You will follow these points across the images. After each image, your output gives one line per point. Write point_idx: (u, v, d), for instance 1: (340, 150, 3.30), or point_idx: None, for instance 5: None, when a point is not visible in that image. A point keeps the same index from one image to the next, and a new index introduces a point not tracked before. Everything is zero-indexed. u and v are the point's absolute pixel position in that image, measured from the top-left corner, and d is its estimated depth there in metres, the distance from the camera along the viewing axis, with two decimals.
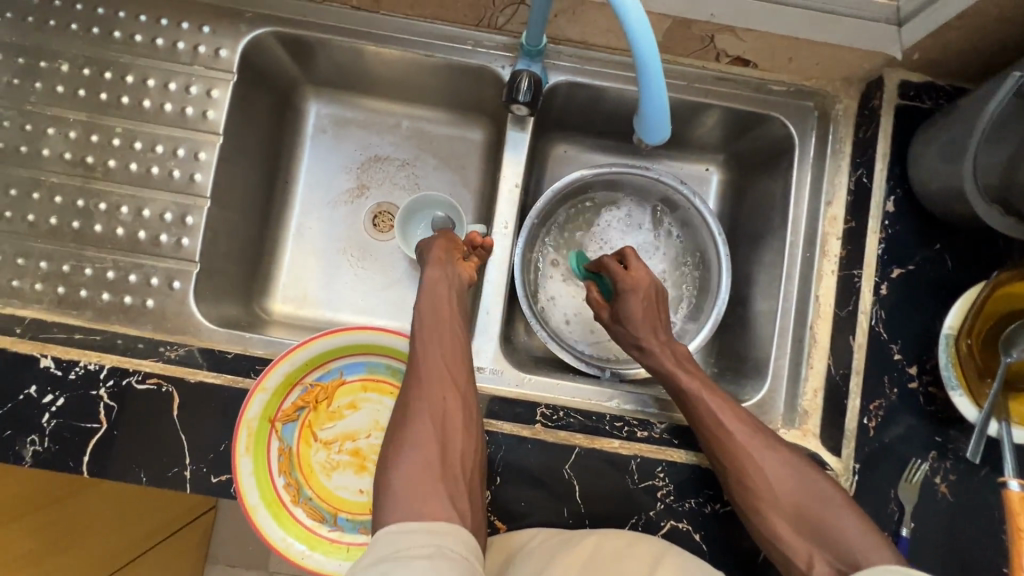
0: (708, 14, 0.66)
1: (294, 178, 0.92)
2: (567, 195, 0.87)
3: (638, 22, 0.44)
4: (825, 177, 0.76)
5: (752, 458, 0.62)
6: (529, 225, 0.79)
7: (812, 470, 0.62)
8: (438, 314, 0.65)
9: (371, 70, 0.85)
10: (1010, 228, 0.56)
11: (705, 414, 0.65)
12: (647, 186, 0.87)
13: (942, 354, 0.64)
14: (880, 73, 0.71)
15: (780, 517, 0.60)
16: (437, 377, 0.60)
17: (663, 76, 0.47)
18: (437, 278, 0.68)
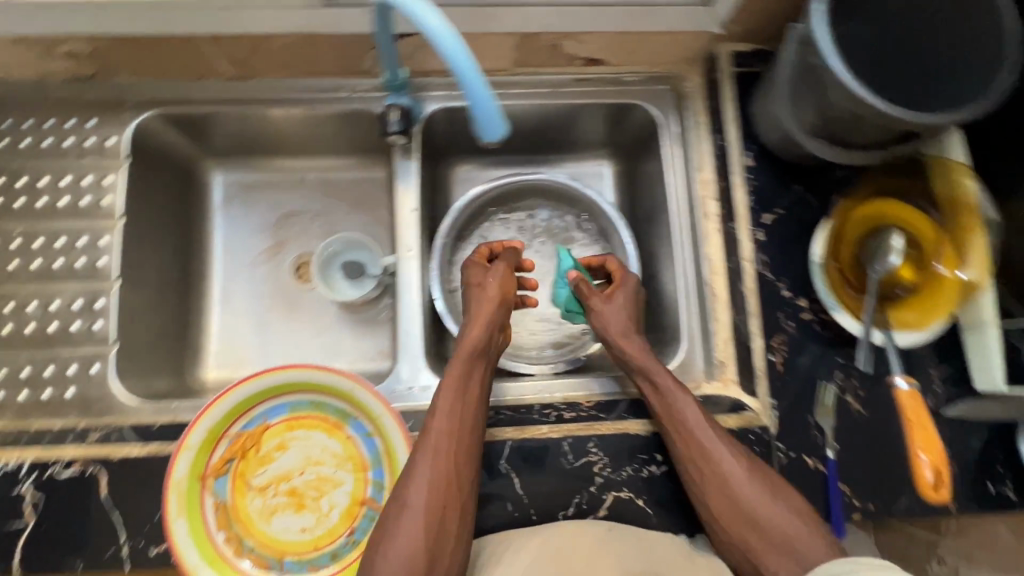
0: (545, 25, 0.73)
1: (210, 248, 0.95)
2: (477, 212, 0.94)
3: (439, 26, 0.50)
4: (690, 147, 0.82)
5: (738, 482, 0.62)
6: (440, 242, 0.86)
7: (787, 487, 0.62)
8: (465, 385, 0.65)
9: (264, 133, 0.90)
10: (839, 156, 0.66)
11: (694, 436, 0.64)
12: (546, 189, 0.95)
13: (818, 281, 0.70)
14: (713, 50, 0.80)
15: (754, 533, 0.60)
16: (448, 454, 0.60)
17: (478, 71, 0.52)
18: (483, 345, 0.69)
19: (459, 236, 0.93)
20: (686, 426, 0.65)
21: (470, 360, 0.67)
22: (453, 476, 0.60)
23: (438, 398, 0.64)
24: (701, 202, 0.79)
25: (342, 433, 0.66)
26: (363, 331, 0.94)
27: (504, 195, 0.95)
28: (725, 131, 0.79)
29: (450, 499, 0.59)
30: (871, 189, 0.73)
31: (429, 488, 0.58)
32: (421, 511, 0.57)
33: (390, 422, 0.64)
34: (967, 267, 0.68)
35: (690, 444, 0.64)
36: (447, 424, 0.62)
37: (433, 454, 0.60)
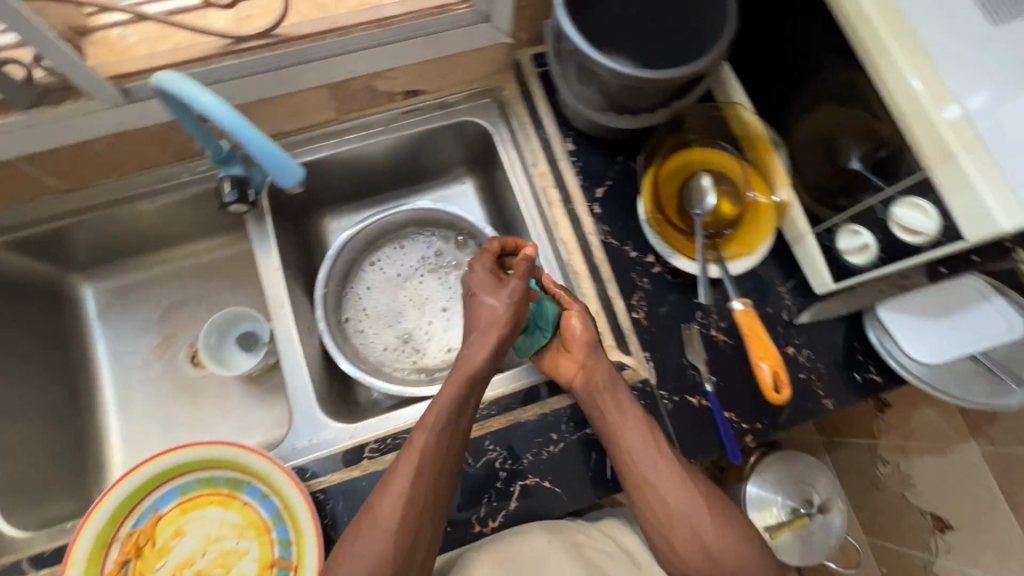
0: (349, 71, 0.78)
1: (95, 360, 0.95)
2: (355, 254, 0.97)
3: (212, 100, 0.56)
4: (522, 146, 0.88)
5: (695, 513, 0.63)
6: (321, 295, 0.90)
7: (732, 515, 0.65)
8: (457, 406, 0.63)
9: (121, 237, 0.91)
10: (629, 122, 0.75)
11: (654, 467, 0.64)
12: (416, 218, 0.99)
13: (651, 235, 0.77)
14: (516, 58, 0.88)
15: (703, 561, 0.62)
16: (428, 475, 0.60)
17: (258, 130, 0.59)
18: (485, 359, 0.65)
19: (344, 282, 0.96)
20: (641, 456, 0.65)
21: (468, 388, 0.64)
22: (430, 504, 0.60)
23: (429, 422, 0.62)
24: (543, 191, 0.84)
25: (238, 502, 0.66)
26: (270, 399, 0.95)
27: (377, 232, 0.98)
28: (544, 125, 0.86)
29: (427, 520, 0.60)
30: (676, 142, 0.80)
31: (404, 507, 0.59)
32: (393, 530, 0.58)
33: (281, 478, 0.64)
34: (777, 190, 0.76)
35: (644, 480, 0.64)
36: (434, 456, 0.61)
37: (417, 483, 0.60)
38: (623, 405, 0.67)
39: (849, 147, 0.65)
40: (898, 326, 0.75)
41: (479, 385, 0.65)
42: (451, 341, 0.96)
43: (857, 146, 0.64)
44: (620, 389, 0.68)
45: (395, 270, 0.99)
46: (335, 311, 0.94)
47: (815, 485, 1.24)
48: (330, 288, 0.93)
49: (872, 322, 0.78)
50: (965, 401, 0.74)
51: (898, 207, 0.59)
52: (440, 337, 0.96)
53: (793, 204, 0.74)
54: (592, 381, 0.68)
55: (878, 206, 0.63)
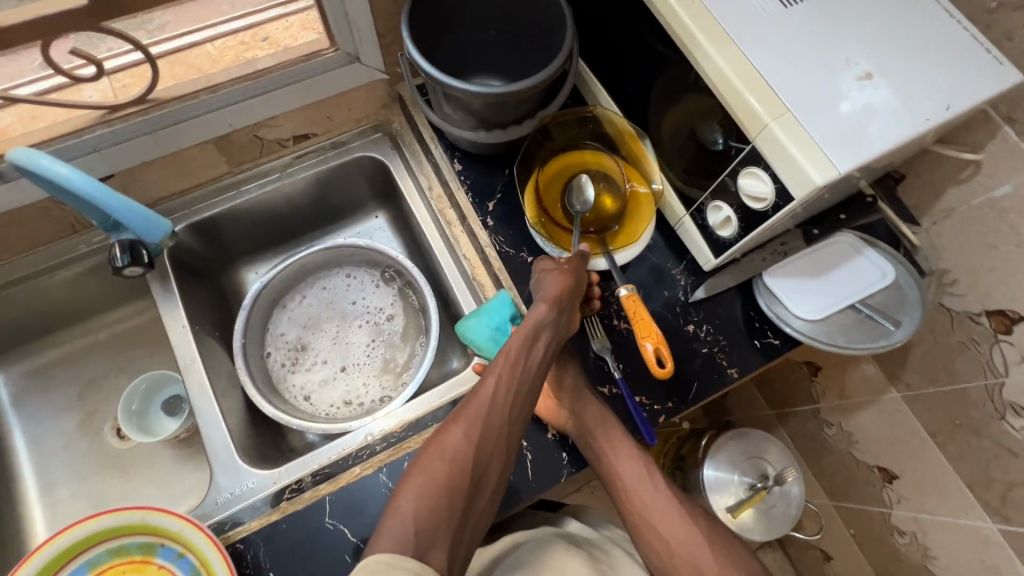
0: (229, 125, 0.80)
1: (11, 449, 0.91)
2: (282, 286, 0.98)
3: (71, 173, 0.60)
4: (417, 174, 0.92)
5: (697, 552, 0.63)
6: (240, 344, 0.90)
7: (723, 541, 0.65)
8: (529, 349, 0.64)
9: (28, 319, 0.90)
10: (500, 137, 0.79)
11: (653, 504, 0.68)
12: (344, 257, 1.01)
13: (541, 239, 0.80)
14: (397, 92, 0.91)
15: None
16: (502, 404, 0.61)
17: (122, 196, 0.67)
18: (550, 314, 0.67)
19: (268, 312, 0.97)
20: (630, 484, 0.69)
21: (545, 332, 0.66)
22: (494, 456, 0.59)
23: (503, 367, 0.62)
24: (442, 213, 0.89)
25: (152, 565, 0.64)
26: (201, 459, 0.93)
27: (305, 268, 0.99)
28: (432, 150, 0.89)
29: (489, 470, 0.59)
30: (552, 151, 0.85)
31: (480, 432, 0.59)
32: (467, 452, 0.57)
33: (192, 532, 0.63)
34: (652, 178, 0.81)
35: (641, 518, 0.67)
36: (508, 389, 0.62)
37: (483, 427, 0.59)
38: (616, 444, 0.70)
39: (699, 129, 0.69)
40: (782, 290, 0.80)
41: (548, 330, 0.67)
42: (326, 392, 0.95)
43: (715, 125, 0.65)
44: (611, 424, 0.71)
45: (349, 295, 1.01)
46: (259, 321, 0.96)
47: (769, 458, 1.26)
48: (266, 293, 0.96)
49: (761, 290, 0.81)
50: (855, 349, 0.77)
51: (741, 179, 0.63)
52: (318, 382, 0.95)
53: (666, 190, 0.79)
54: (582, 421, 0.71)
55: (727, 180, 0.67)
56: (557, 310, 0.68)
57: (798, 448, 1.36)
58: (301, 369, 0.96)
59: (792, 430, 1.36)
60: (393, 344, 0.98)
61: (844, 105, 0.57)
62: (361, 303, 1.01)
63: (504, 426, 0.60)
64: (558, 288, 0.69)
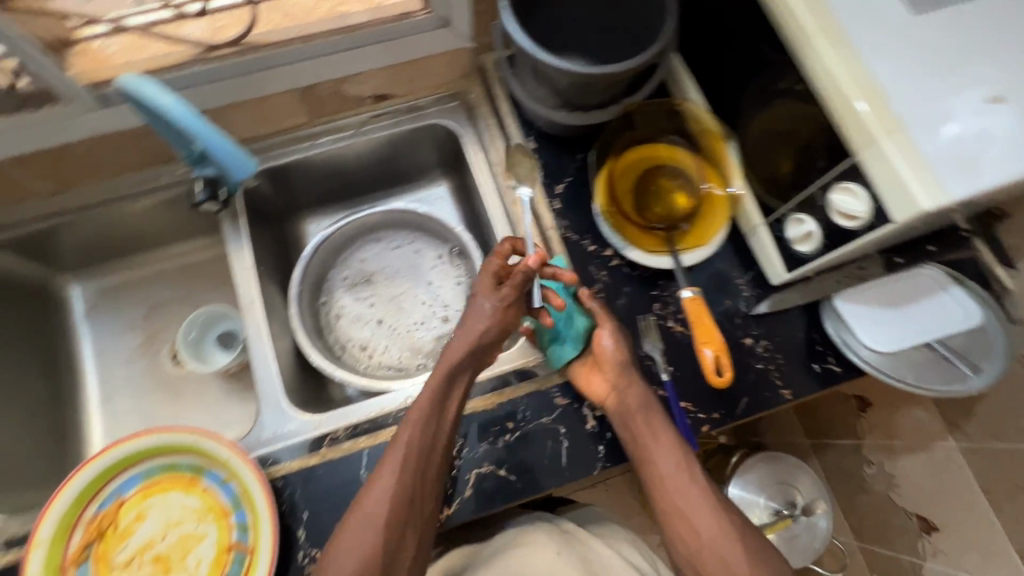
0: (315, 77, 0.81)
1: (81, 359, 0.98)
2: (365, 229, 1.02)
3: (170, 102, 0.61)
4: (488, 147, 0.91)
5: (726, 546, 0.63)
6: (307, 253, 0.95)
7: (752, 539, 0.64)
8: (438, 401, 0.68)
9: (108, 239, 0.95)
10: (579, 118, 0.77)
11: (686, 496, 0.66)
12: (414, 221, 1.02)
13: (606, 228, 0.78)
14: (480, 62, 0.90)
15: None
16: (413, 460, 0.65)
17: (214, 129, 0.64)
18: (463, 366, 0.70)
19: (343, 245, 1.01)
20: (663, 475, 0.67)
21: (459, 373, 0.70)
22: (417, 498, 0.64)
23: (415, 415, 0.66)
24: (507, 190, 0.87)
25: (200, 487, 0.67)
26: (247, 395, 0.97)
27: (385, 220, 1.02)
28: (507, 125, 0.88)
29: (415, 515, 0.64)
30: (630, 140, 0.82)
31: (394, 497, 0.63)
32: (382, 519, 0.62)
33: (238, 462, 0.66)
34: (731, 182, 0.78)
35: (672, 506, 0.66)
36: (422, 445, 0.65)
37: (402, 478, 0.64)
38: (656, 431, 0.68)
39: (795, 136, 0.65)
40: (852, 317, 0.75)
41: (465, 374, 0.70)
42: (355, 328, 0.98)
43: (811, 134, 0.62)
44: (652, 409, 0.69)
45: (415, 253, 1.03)
46: (330, 255, 1.00)
47: (799, 487, 1.22)
48: (349, 228, 1.00)
49: (830, 314, 0.78)
50: (922, 389, 0.74)
51: (832, 194, 0.60)
52: (356, 315, 0.99)
53: (746, 196, 0.76)
54: (625, 404, 0.70)
55: (817, 192, 0.63)
56: (472, 354, 0.70)
57: (830, 481, 1.31)
58: (346, 298, 1.00)
59: (827, 462, 1.31)
60: (431, 319, 0.99)
61: (956, 129, 0.52)
62: (421, 268, 1.02)
63: (419, 477, 0.65)
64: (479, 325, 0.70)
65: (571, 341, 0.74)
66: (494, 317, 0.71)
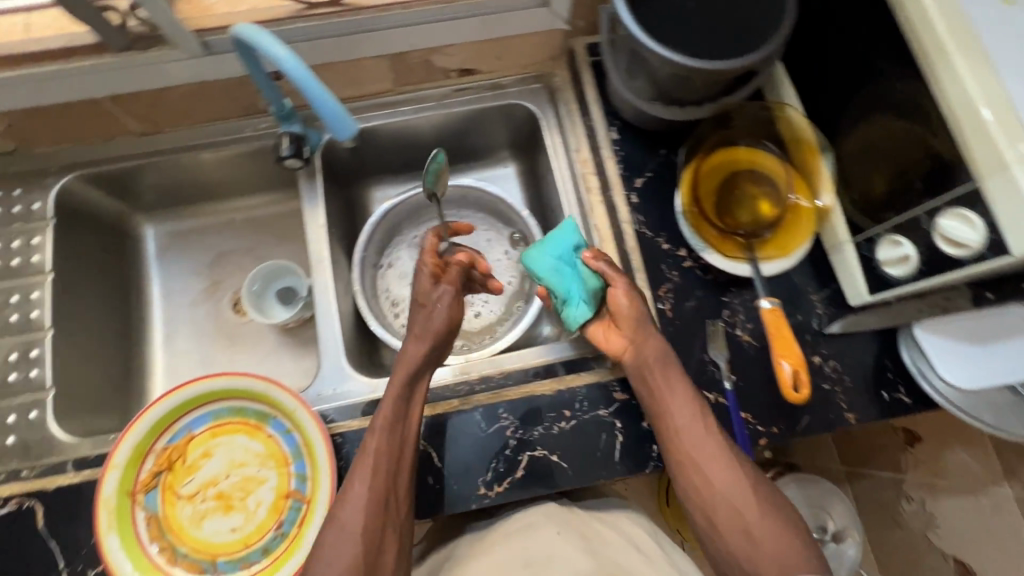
0: (409, 44, 0.81)
1: (148, 296, 1.01)
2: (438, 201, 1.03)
3: (286, 55, 0.61)
4: (567, 133, 0.90)
5: (742, 497, 0.60)
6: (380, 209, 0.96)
7: (767, 493, 0.61)
8: (398, 406, 0.66)
9: (185, 184, 0.97)
10: (673, 114, 0.76)
11: (702, 450, 0.63)
12: (482, 201, 1.02)
13: (685, 227, 0.78)
14: (569, 45, 0.89)
15: (747, 550, 0.58)
16: (382, 463, 0.63)
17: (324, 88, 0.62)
18: (415, 375, 0.69)
19: (413, 213, 1.02)
20: (678, 426, 0.65)
21: (419, 375, 0.69)
22: (390, 502, 0.62)
23: (380, 419, 0.64)
24: (584, 177, 0.86)
25: (264, 433, 0.70)
26: (302, 352, 1.00)
27: (457, 197, 1.03)
28: (591, 112, 0.87)
29: (390, 523, 0.61)
30: (722, 139, 0.80)
31: (368, 507, 0.60)
32: (358, 527, 0.59)
33: (303, 414, 0.68)
34: (820, 195, 0.75)
35: (689, 460, 0.63)
36: (390, 449, 0.63)
37: (375, 484, 0.61)
38: (672, 382, 0.67)
39: (902, 154, 0.62)
40: (934, 349, 0.72)
41: (424, 376, 0.70)
42: (399, 286, 0.99)
43: (924, 153, 0.59)
44: (669, 360, 0.68)
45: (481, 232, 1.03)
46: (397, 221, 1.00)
47: (831, 512, 1.16)
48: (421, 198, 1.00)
49: (907, 341, 0.75)
50: (1000, 431, 0.72)
51: (942, 219, 0.58)
52: (404, 275, 1.00)
53: (834, 210, 0.73)
54: (643, 355, 0.68)
55: (921, 216, 0.61)
56: (424, 360, 0.70)
57: None
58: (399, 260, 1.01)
59: None
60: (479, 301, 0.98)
61: None
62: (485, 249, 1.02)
63: (389, 481, 0.62)
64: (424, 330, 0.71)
65: (585, 303, 0.74)
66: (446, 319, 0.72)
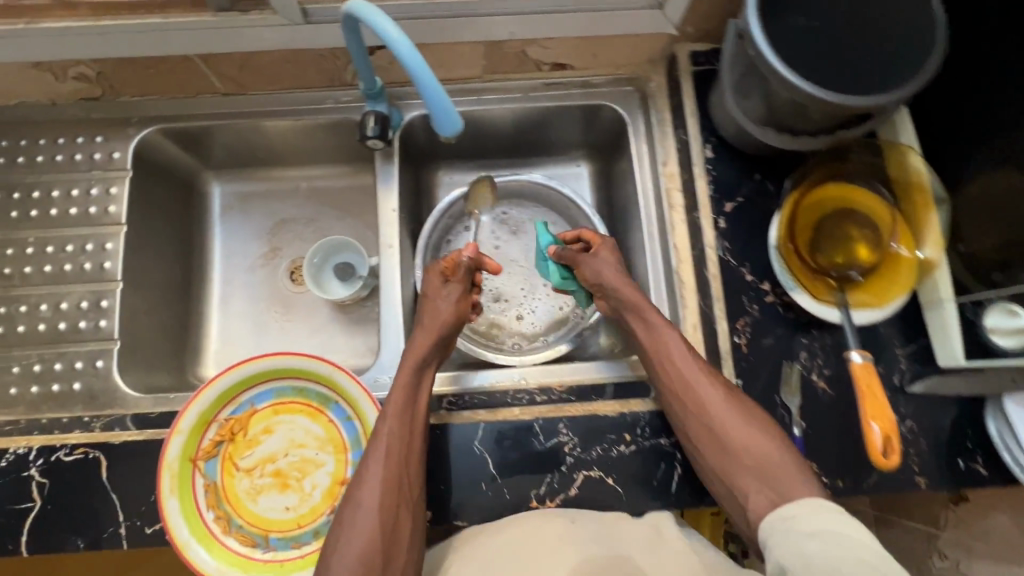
0: (509, 33, 0.77)
1: (209, 253, 1.00)
2: (510, 193, 1.00)
3: (397, 36, 0.57)
4: (655, 144, 0.86)
5: (719, 413, 0.66)
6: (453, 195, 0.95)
7: (745, 404, 0.67)
8: (409, 394, 0.68)
9: (258, 148, 0.96)
10: (784, 143, 0.71)
11: (687, 378, 0.68)
12: (555, 200, 0.99)
13: (776, 263, 0.74)
14: (672, 50, 0.84)
15: (728, 458, 0.64)
16: (394, 444, 0.64)
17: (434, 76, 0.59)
18: (423, 364, 0.71)
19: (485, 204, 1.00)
20: (667, 357, 0.70)
21: (425, 364, 0.71)
22: (404, 482, 0.63)
23: (390, 405, 0.66)
24: (668, 193, 0.83)
25: (325, 417, 0.70)
26: (356, 330, 0.99)
27: (530, 193, 1.00)
28: (686, 125, 0.82)
29: (404, 505, 0.62)
30: (830, 172, 0.75)
31: (381, 492, 0.62)
32: (374, 509, 0.61)
33: (367, 404, 0.67)
34: (923, 245, 0.70)
35: (677, 388, 0.68)
36: (402, 436, 0.65)
37: (388, 466, 0.63)
38: (652, 321, 0.73)
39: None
40: None
41: (432, 364, 0.72)
42: None
43: None
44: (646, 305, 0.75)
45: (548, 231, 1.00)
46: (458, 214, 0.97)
47: None
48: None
49: (994, 411, 0.71)
50: None
51: None
52: None
53: (942, 266, 0.69)
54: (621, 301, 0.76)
55: None
56: (433, 351, 0.73)
57: None
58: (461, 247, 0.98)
59: None
60: (537, 302, 0.96)
61: None
62: None
63: (404, 461, 0.64)
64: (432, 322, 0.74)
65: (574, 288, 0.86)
66: (452, 316, 0.77)
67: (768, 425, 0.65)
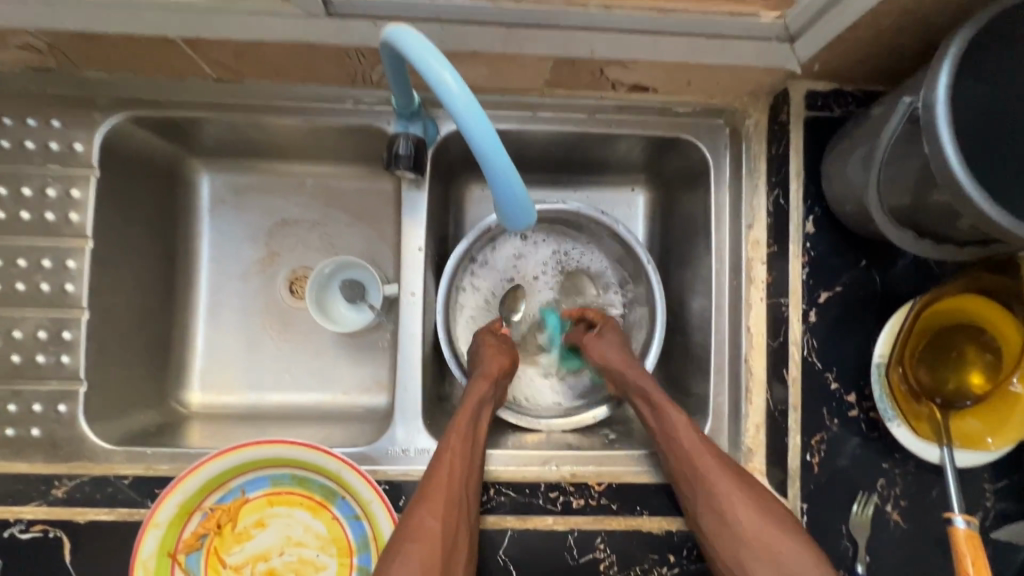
0: (590, 50, 0.59)
1: (195, 254, 0.84)
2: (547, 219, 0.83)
3: (451, 83, 0.42)
4: (742, 199, 0.71)
5: (722, 500, 0.57)
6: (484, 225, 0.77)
7: (750, 486, 0.58)
8: (472, 421, 0.63)
9: (256, 142, 0.78)
10: (926, 251, 0.55)
11: (676, 441, 0.62)
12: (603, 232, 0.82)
13: (877, 386, 0.61)
14: (785, 86, 0.66)
15: (742, 550, 0.55)
16: (456, 458, 0.59)
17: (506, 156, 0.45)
18: (484, 398, 0.65)
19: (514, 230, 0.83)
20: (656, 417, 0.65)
21: (489, 393, 0.66)
22: (464, 504, 0.57)
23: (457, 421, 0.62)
24: (748, 265, 0.70)
25: (327, 512, 0.60)
26: (362, 357, 0.85)
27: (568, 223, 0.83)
28: (788, 187, 0.67)
29: (462, 529, 0.56)
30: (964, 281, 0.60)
31: (444, 506, 0.55)
32: (436, 523, 0.54)
33: (380, 510, 0.58)
34: None
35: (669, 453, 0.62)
36: (465, 458, 0.60)
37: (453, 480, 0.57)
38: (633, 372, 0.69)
39: None
40: None
41: (491, 402, 0.66)
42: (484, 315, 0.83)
43: None
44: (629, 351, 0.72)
45: (587, 267, 0.85)
46: (484, 242, 0.81)
47: None
48: None
49: None
50: None
51: None
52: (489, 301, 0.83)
53: None
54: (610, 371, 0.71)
55: None
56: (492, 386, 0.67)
57: None
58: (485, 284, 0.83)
59: None
60: None
61: None
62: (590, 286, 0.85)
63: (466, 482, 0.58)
64: (493, 358, 0.69)
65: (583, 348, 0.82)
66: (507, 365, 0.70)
67: (786, 517, 0.56)
